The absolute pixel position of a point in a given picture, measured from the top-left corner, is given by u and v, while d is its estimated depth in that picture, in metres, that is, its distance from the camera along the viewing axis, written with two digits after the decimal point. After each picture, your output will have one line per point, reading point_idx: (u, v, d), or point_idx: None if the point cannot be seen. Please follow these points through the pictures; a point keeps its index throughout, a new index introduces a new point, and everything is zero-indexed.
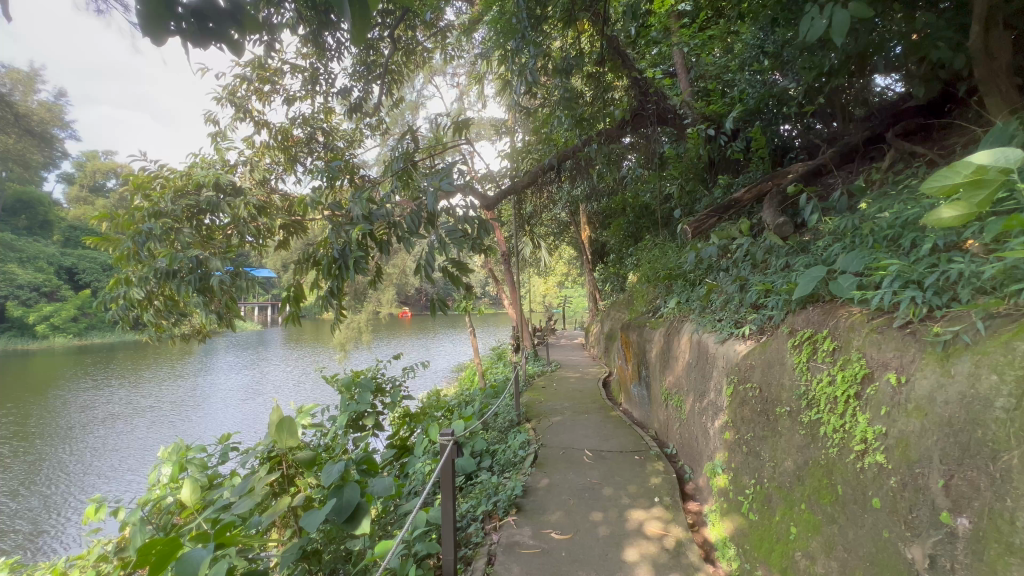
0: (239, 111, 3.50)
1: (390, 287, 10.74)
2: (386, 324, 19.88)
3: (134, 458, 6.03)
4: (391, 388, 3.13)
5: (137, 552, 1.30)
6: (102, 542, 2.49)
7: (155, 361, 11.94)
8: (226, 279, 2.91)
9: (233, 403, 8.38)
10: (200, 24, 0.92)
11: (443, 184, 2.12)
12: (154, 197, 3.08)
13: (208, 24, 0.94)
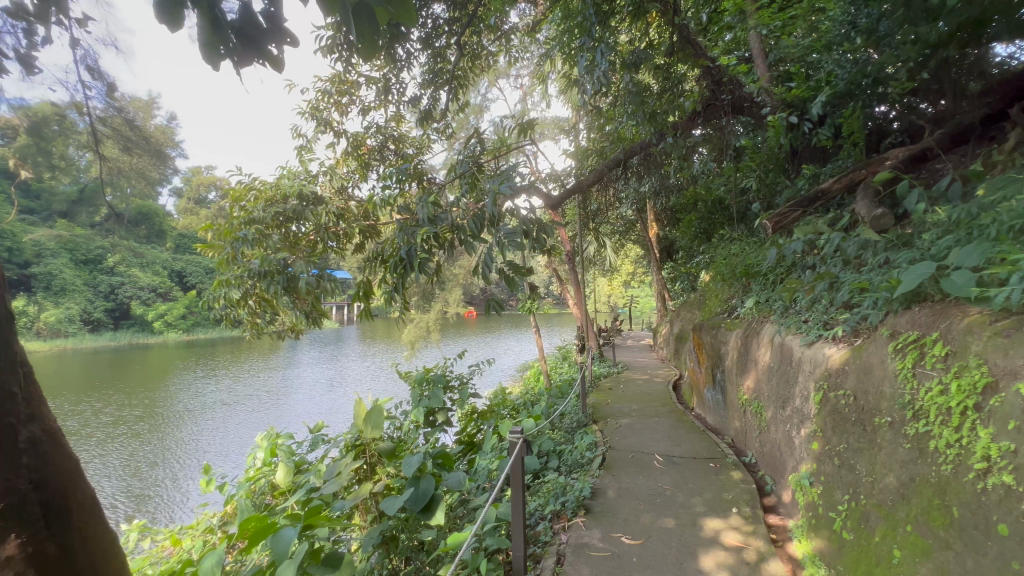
0: (321, 124, 3.77)
1: (456, 288, 11.04)
2: (453, 324, 20.43)
3: (236, 440, 6.69)
4: (459, 385, 3.22)
5: (239, 525, 1.44)
6: (208, 514, 2.77)
7: (249, 355, 13.15)
8: (313, 279, 3.15)
9: (318, 395, 9.05)
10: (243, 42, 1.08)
11: (504, 187, 2.13)
12: (249, 207, 3.40)
13: (251, 42, 1.10)
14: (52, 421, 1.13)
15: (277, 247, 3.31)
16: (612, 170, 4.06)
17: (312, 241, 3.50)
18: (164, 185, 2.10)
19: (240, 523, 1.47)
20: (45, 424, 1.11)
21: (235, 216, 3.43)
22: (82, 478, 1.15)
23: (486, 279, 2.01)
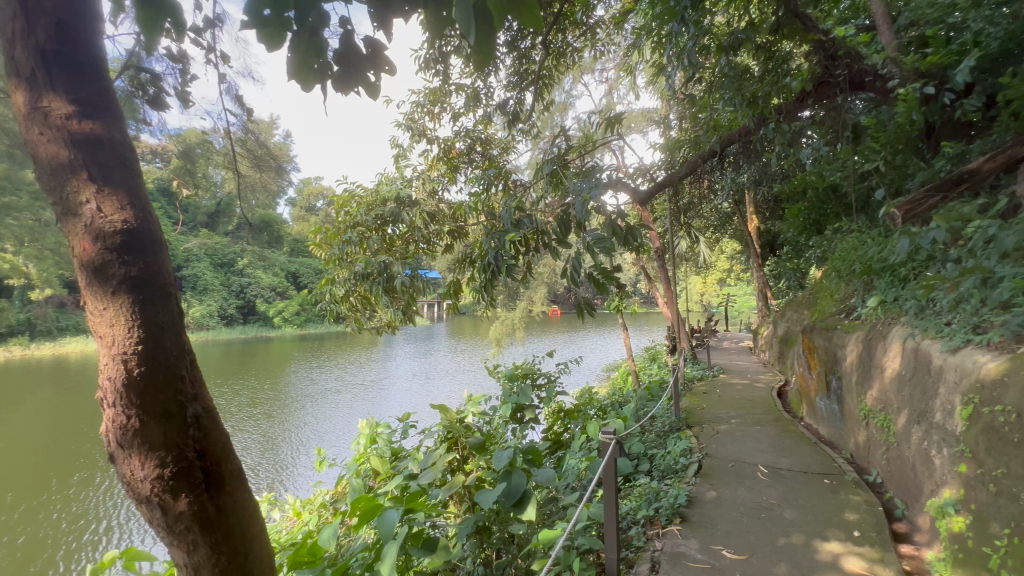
0: (415, 132, 4.00)
1: (541, 286, 11.09)
2: (537, 322, 20.54)
3: (343, 426, 7.35)
4: (546, 383, 3.23)
5: (351, 503, 1.58)
6: (323, 490, 3.07)
7: (351, 348, 14.33)
8: (407, 278, 3.36)
9: (412, 388, 9.61)
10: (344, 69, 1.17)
11: (590, 191, 2.04)
12: (352, 213, 3.70)
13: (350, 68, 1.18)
14: (210, 396, 1.17)
15: (377, 249, 3.58)
16: (707, 160, 3.83)
17: (407, 242, 3.72)
18: (279, 195, 2.37)
19: (351, 503, 1.60)
20: (205, 399, 1.16)
21: (341, 222, 3.75)
22: (234, 452, 1.19)
23: (574, 282, 1.98)
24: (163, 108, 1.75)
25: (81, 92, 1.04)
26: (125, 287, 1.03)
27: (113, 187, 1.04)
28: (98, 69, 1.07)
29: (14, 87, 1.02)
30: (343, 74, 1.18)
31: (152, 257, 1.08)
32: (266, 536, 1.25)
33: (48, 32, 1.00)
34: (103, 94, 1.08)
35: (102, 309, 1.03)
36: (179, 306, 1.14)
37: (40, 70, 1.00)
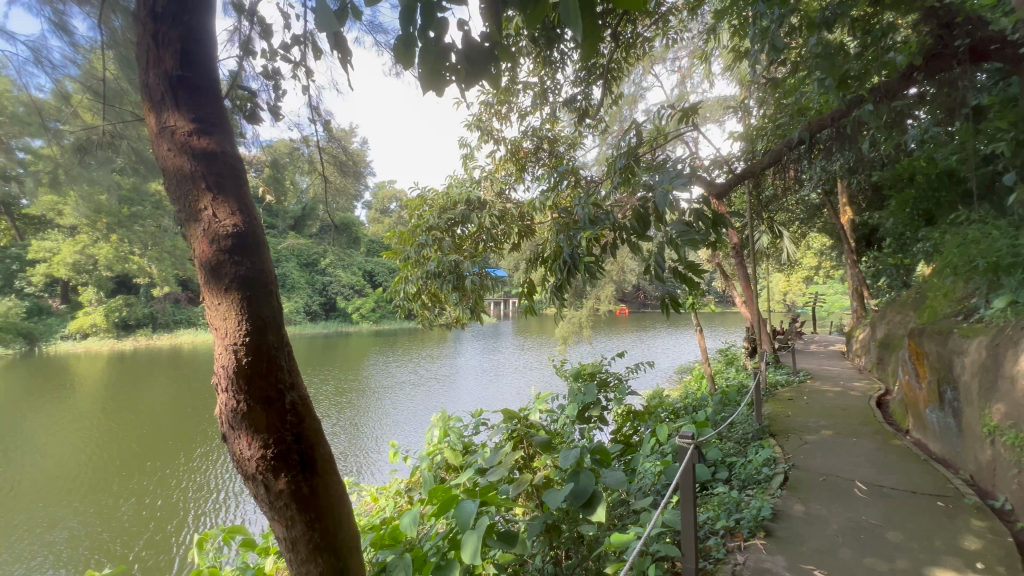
0: (484, 133, 4.07)
1: (608, 285, 10.86)
2: (604, 321, 20.15)
3: (417, 418, 7.65)
4: (616, 384, 3.16)
5: (427, 492, 1.64)
6: (398, 479, 3.22)
7: (422, 344, 14.93)
8: (476, 276, 3.49)
9: (480, 384, 9.81)
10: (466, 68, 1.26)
11: (674, 181, 1.93)
12: (425, 214, 3.84)
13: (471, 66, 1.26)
14: (304, 384, 1.26)
15: (448, 249, 3.68)
16: (794, 149, 3.54)
17: (476, 242, 3.80)
18: (357, 199, 2.50)
19: (429, 491, 1.66)
20: (301, 387, 1.25)
21: (414, 223, 3.91)
22: (325, 438, 1.27)
23: (659, 278, 1.91)
24: (259, 122, 1.92)
25: (200, 112, 1.16)
26: (235, 286, 1.13)
27: (226, 195, 1.15)
28: (214, 91, 1.19)
29: (148, 111, 1.17)
30: (466, 70, 1.26)
31: (257, 258, 1.18)
32: (352, 520, 1.32)
33: (175, 61, 1.13)
34: (218, 114, 1.19)
35: (217, 304, 1.14)
36: (280, 302, 1.23)
37: (169, 93, 1.14)
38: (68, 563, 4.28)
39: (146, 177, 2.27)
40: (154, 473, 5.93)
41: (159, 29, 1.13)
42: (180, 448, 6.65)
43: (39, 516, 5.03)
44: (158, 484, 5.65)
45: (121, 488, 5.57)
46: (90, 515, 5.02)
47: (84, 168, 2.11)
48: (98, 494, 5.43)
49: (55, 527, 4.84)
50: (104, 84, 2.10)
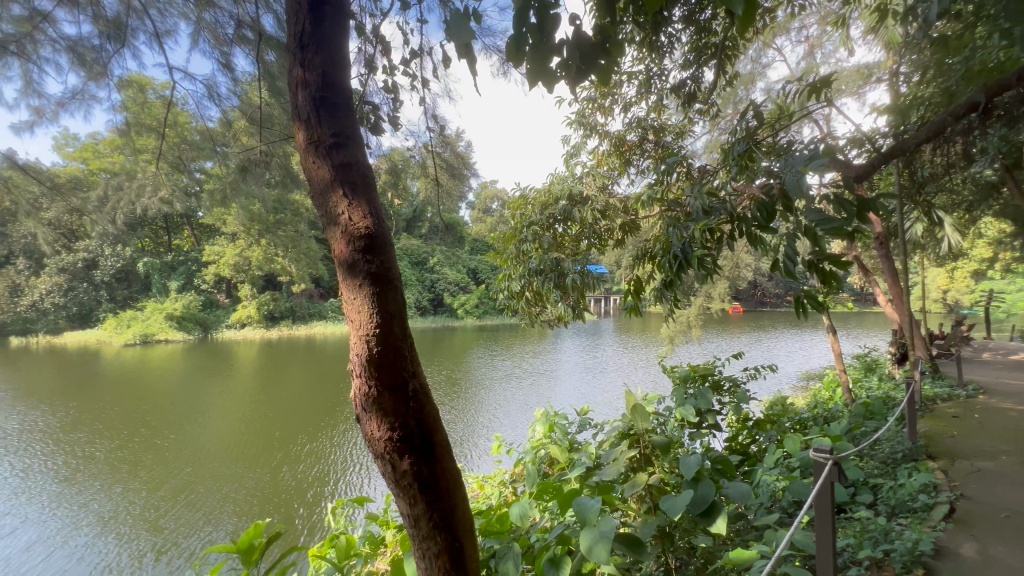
0: (588, 129, 4.01)
1: (720, 281, 10.07)
2: (714, 321, 18.74)
3: (517, 412, 7.82)
4: (731, 388, 2.92)
5: (537, 485, 1.81)
6: (502, 470, 3.31)
7: (522, 340, 15.20)
8: (578, 274, 3.44)
9: (579, 381, 9.71)
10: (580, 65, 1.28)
11: (812, 163, 1.68)
12: (527, 213, 3.89)
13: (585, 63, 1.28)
14: (424, 373, 1.34)
15: (550, 246, 3.68)
16: (963, 119, 2.95)
17: (577, 239, 3.76)
18: (461, 200, 2.62)
19: (540, 484, 1.83)
20: (421, 377, 1.33)
21: (517, 222, 3.98)
22: (441, 425, 1.34)
23: (789, 274, 1.72)
24: (379, 133, 2.11)
25: (337, 126, 1.27)
26: (368, 282, 1.23)
27: (359, 200, 1.26)
28: (349, 105, 1.30)
29: (295, 128, 1.31)
30: (578, 68, 1.28)
31: (384, 256, 1.28)
32: (466, 504, 1.38)
33: (318, 82, 1.26)
34: (351, 127, 1.30)
35: (353, 299, 1.26)
36: (403, 296, 1.32)
37: (312, 110, 1.26)
38: (247, 509, 5.10)
39: (290, 188, 2.61)
40: (304, 443, 6.82)
41: (306, 56, 1.27)
42: (324, 425, 7.56)
43: (223, 471, 6.05)
44: (308, 454, 6.48)
45: (281, 454, 6.50)
46: (260, 474, 5.93)
47: (244, 185, 2.51)
48: (265, 458, 6.38)
49: (235, 480, 5.79)
50: (260, 111, 2.45)
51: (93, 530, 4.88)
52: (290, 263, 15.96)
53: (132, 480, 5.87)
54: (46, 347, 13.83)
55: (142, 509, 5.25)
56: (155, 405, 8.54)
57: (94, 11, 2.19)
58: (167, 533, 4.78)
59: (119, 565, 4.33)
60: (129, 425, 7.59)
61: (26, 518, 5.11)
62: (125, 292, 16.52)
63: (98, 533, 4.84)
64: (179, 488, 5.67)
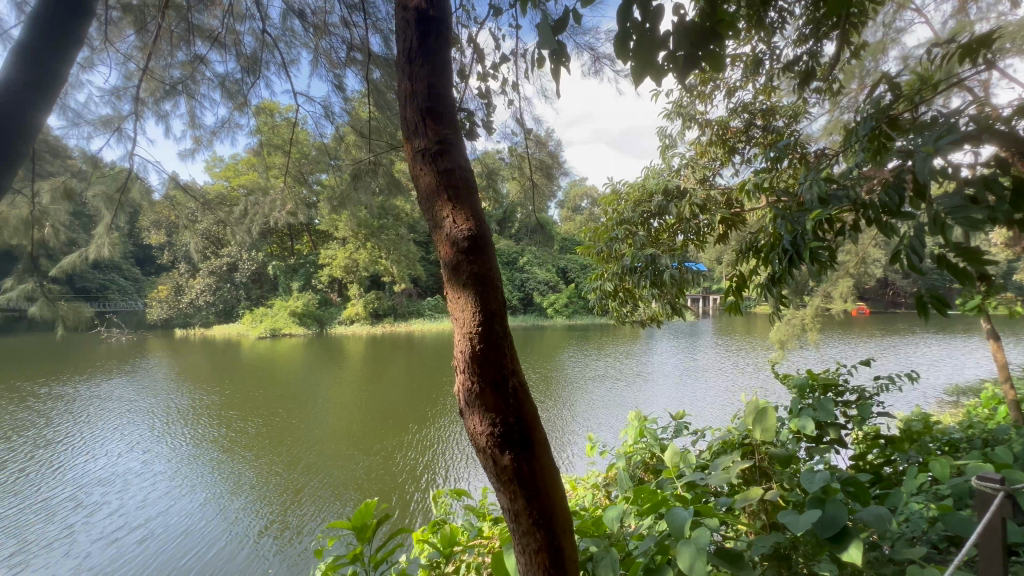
0: (686, 119, 3.82)
1: (842, 280, 8.96)
2: (834, 325, 16.68)
3: (610, 413, 7.66)
4: (857, 399, 2.58)
5: (633, 489, 1.75)
6: (595, 472, 3.24)
7: (614, 340, 14.82)
8: (675, 270, 3.26)
9: (676, 385, 9.21)
10: (691, 53, 1.20)
11: (939, 143, 1.47)
12: (620, 209, 3.78)
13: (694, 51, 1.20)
14: (523, 371, 1.35)
15: (644, 243, 3.54)
16: None
17: (673, 235, 3.58)
18: (552, 199, 2.63)
19: (636, 489, 1.78)
20: (520, 374, 1.34)
21: (609, 218, 3.88)
22: (541, 423, 1.34)
23: (915, 268, 1.46)
24: (475, 138, 2.19)
25: (442, 133, 1.33)
26: (471, 282, 1.27)
27: (462, 204, 1.31)
28: (451, 113, 1.36)
29: (404, 139, 1.39)
30: (687, 57, 1.20)
31: (486, 257, 1.31)
32: (565, 504, 1.37)
33: (425, 93, 1.33)
34: (454, 134, 1.36)
35: (457, 298, 1.31)
36: (503, 294, 1.34)
37: (419, 119, 1.33)
38: (365, 489, 5.59)
39: (393, 194, 2.80)
40: (413, 433, 7.31)
41: (414, 70, 1.35)
42: (429, 416, 8.04)
43: (345, 452, 6.70)
44: (416, 443, 6.93)
45: (393, 441, 7.03)
46: (375, 458, 6.47)
47: (355, 193, 2.75)
48: (380, 443, 6.95)
49: (354, 461, 6.38)
50: (370, 124, 2.67)
51: (246, 494, 5.67)
52: (392, 264, 17.40)
53: (274, 454, 6.74)
54: (201, 338, 16.38)
55: (281, 480, 5.99)
56: (287, 391, 9.69)
57: (238, 52, 2.56)
58: (302, 503, 5.39)
59: (268, 527, 4.98)
60: (269, 407, 8.71)
61: (198, 480, 6.08)
62: (259, 292, 19.01)
63: (250, 497, 5.61)
64: (309, 464, 6.38)
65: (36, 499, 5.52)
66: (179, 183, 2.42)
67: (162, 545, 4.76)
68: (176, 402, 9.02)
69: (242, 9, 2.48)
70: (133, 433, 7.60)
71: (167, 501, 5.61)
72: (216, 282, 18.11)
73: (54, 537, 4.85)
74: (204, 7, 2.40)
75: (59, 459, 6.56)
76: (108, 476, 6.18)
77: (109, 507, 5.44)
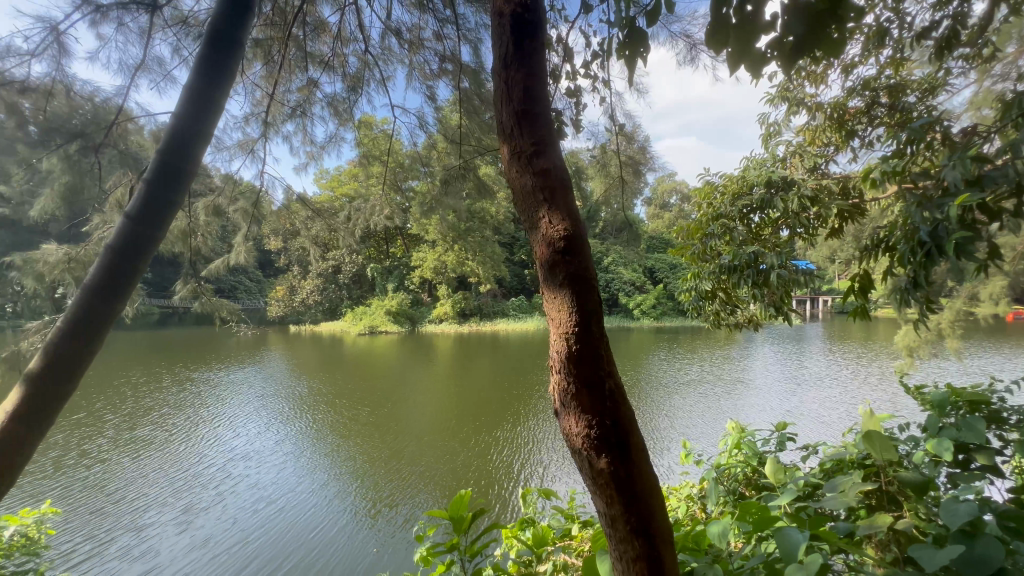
0: (794, 103, 3.50)
1: (995, 278, 7.60)
2: (981, 332, 14.22)
3: (707, 421, 7.23)
4: (1016, 420, 2.17)
5: (738, 504, 1.57)
6: (688, 483, 2.99)
7: (707, 344, 13.94)
8: (782, 269, 2.97)
9: (782, 395, 8.41)
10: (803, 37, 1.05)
11: None
12: (716, 203, 3.53)
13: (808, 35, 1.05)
14: (619, 373, 1.32)
15: (743, 239, 3.27)
16: None
17: (778, 230, 3.27)
18: (640, 196, 2.53)
19: (742, 502, 1.59)
20: (617, 376, 1.31)
21: (704, 214, 3.64)
22: (638, 427, 1.30)
23: None
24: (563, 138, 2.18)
25: (538, 135, 1.34)
26: (567, 282, 1.27)
27: (558, 206, 1.31)
28: (546, 115, 1.37)
29: (500, 142, 1.43)
30: (799, 44, 1.06)
31: (582, 257, 1.30)
32: (664, 511, 1.32)
33: (521, 97, 1.35)
34: (549, 135, 1.36)
35: (553, 299, 1.31)
36: (599, 295, 1.31)
37: (515, 123, 1.36)
38: (462, 483, 5.81)
39: (482, 198, 2.88)
40: (505, 431, 7.47)
41: (510, 75, 1.37)
42: (520, 416, 8.17)
43: (441, 444, 7.03)
44: (507, 441, 7.07)
45: (486, 438, 7.24)
46: (471, 453, 6.68)
47: (446, 198, 2.86)
48: (473, 439, 7.20)
49: (450, 454, 6.67)
50: (461, 130, 2.78)
51: (357, 477, 6.17)
52: (477, 266, 18.26)
53: (379, 442, 7.26)
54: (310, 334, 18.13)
55: (386, 467, 6.44)
56: (388, 385, 10.37)
57: (344, 72, 2.79)
58: (408, 491, 5.72)
59: (379, 511, 5.35)
60: (373, 398, 9.42)
61: (318, 461, 6.73)
62: (359, 292, 20.68)
63: (361, 480, 6.08)
64: (409, 454, 6.79)
65: (195, 469, 6.46)
66: (297, 195, 2.69)
67: (292, 517, 5.30)
68: (296, 390, 10.09)
69: (348, 33, 2.69)
70: (265, 415, 8.62)
71: (293, 478, 6.27)
72: (323, 283, 20.01)
73: (209, 501, 5.61)
74: (316, 35, 2.65)
75: (211, 436, 7.62)
76: (248, 453, 7.04)
77: (248, 479, 6.21)
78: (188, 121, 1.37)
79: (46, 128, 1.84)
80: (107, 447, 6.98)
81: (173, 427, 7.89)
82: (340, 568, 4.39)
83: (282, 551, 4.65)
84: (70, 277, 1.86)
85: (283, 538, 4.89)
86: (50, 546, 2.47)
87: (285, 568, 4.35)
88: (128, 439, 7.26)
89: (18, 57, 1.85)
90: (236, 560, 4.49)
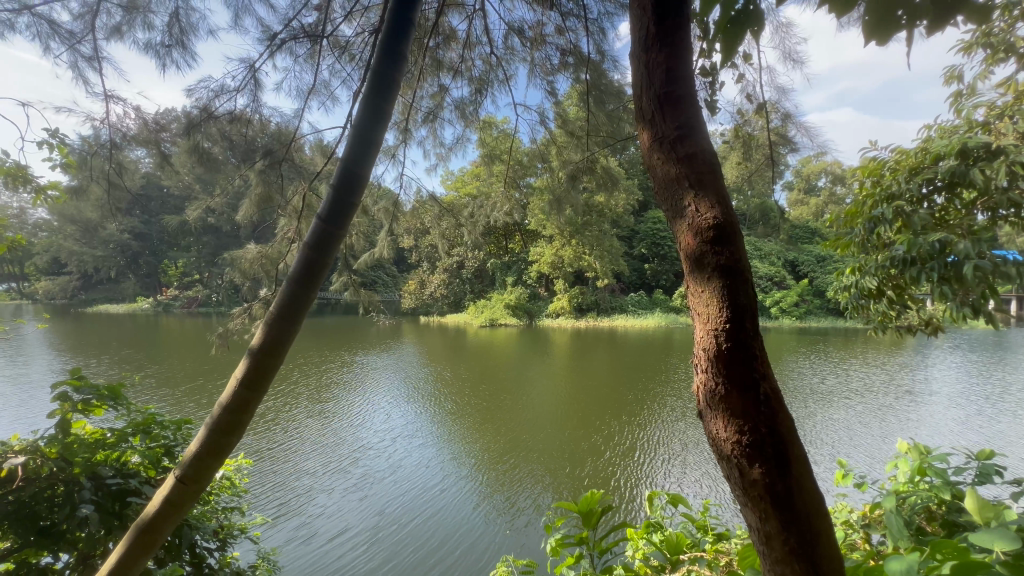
0: (1001, 52, 2.79)
1: None
2: None
3: (874, 438, 6.24)
4: None
5: (925, 541, 1.32)
6: (849, 508, 2.56)
7: (866, 349, 12.00)
8: (985, 261, 2.36)
9: (983, 415, 6.84)
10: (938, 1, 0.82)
11: None
12: (886, 180, 2.95)
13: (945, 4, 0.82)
14: (775, 376, 1.18)
15: (927, 225, 2.70)
16: None
17: (975, 214, 2.64)
18: (780, 180, 2.25)
19: (932, 540, 1.33)
20: (773, 379, 1.18)
21: (867, 194, 3.07)
22: (797, 436, 1.15)
23: None
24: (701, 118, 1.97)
25: (683, 119, 1.26)
26: (717, 274, 1.17)
27: (706, 190, 1.21)
28: (691, 97, 1.28)
29: (640, 129, 1.37)
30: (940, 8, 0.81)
31: (734, 246, 1.19)
32: (831, 534, 1.16)
33: (663, 79, 1.28)
34: (694, 118, 1.27)
35: (701, 292, 1.22)
36: (754, 289, 1.19)
37: (657, 106, 1.29)
38: (596, 479, 5.78)
39: (607, 190, 2.77)
40: (636, 430, 7.25)
41: (650, 57, 1.31)
42: (649, 415, 7.84)
43: (569, 438, 7.07)
44: (638, 440, 6.85)
45: (615, 435, 7.09)
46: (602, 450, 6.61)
47: (570, 191, 2.83)
48: (600, 436, 7.10)
49: (576, 450, 6.67)
50: (587, 122, 2.74)
51: (500, 463, 6.52)
52: (595, 259, 18.26)
53: (513, 431, 7.57)
54: (437, 324, 19.67)
55: (519, 455, 6.71)
56: (514, 376, 10.75)
57: (470, 76, 2.93)
58: (548, 482, 5.84)
59: (522, 497, 5.59)
60: (499, 389, 9.83)
61: (466, 442, 7.27)
62: (480, 286, 21.91)
63: (504, 466, 6.43)
64: (537, 445, 6.96)
65: (368, 441, 7.43)
66: (428, 194, 2.89)
67: (449, 496, 5.75)
68: (434, 377, 11.00)
69: (474, 38, 2.82)
70: (419, 398, 9.55)
71: (448, 457, 6.87)
72: (448, 277, 21.57)
73: (380, 471, 6.41)
74: (445, 44, 2.81)
75: (378, 414, 8.66)
76: (409, 432, 7.85)
77: (410, 455, 6.96)
78: (365, 126, 1.44)
79: (244, 152, 2.32)
80: (304, 415, 8.42)
81: (347, 403, 9.11)
82: (488, 548, 4.70)
83: (439, 526, 5.12)
84: (260, 271, 2.23)
85: (441, 515, 5.33)
86: (245, 491, 2.99)
87: (445, 546, 4.75)
88: (318, 410, 8.64)
89: (227, 94, 2.29)
90: (405, 531, 5.00)
